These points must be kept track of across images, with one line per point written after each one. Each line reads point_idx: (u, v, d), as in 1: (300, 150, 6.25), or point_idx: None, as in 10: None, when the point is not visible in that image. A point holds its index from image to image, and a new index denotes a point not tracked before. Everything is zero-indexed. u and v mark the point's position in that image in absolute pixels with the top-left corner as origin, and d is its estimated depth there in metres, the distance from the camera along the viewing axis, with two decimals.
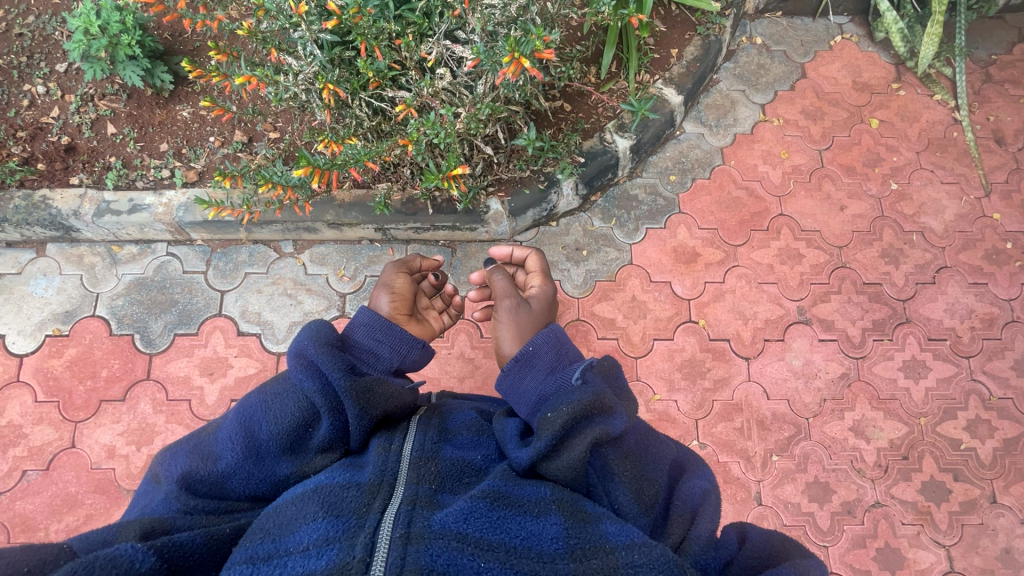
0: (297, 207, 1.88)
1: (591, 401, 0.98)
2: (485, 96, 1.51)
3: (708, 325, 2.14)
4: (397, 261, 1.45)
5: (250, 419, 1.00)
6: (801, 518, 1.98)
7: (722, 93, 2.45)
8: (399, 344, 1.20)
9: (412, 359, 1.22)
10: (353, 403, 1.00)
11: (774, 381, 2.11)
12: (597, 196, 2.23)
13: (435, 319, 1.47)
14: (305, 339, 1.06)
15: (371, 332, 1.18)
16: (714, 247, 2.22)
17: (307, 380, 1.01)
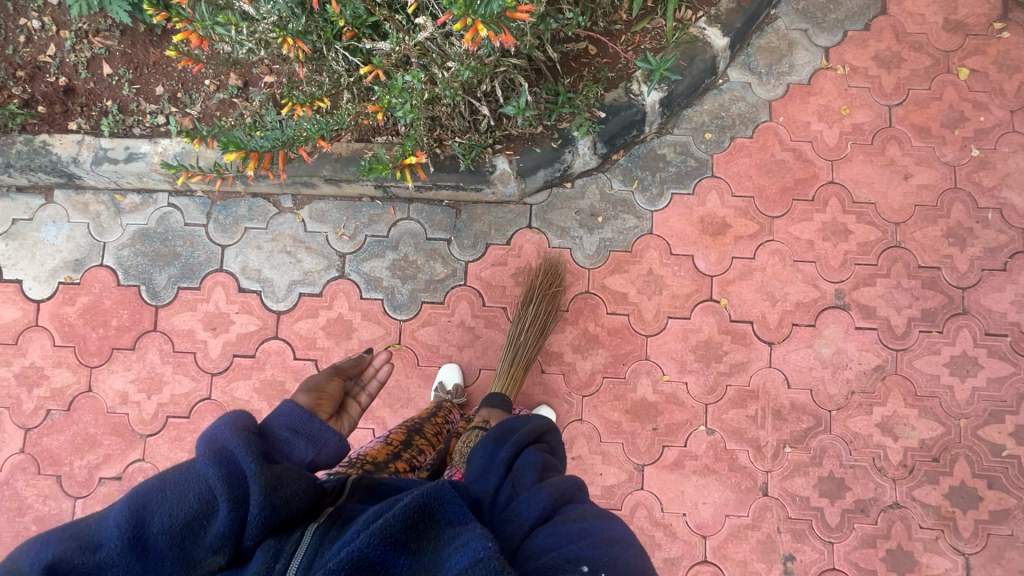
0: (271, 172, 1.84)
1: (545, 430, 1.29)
2: (471, 56, 1.50)
3: (730, 305, 1.95)
4: (325, 368, 1.37)
5: (140, 504, 0.83)
6: (807, 512, 1.90)
7: (780, 33, 2.09)
8: (320, 435, 1.06)
9: (328, 454, 1.08)
10: (260, 488, 0.85)
11: (798, 369, 1.94)
12: (619, 155, 2.01)
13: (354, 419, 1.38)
14: (216, 423, 0.92)
15: (291, 422, 1.05)
16: (747, 219, 1.99)
17: (211, 466, 0.86)
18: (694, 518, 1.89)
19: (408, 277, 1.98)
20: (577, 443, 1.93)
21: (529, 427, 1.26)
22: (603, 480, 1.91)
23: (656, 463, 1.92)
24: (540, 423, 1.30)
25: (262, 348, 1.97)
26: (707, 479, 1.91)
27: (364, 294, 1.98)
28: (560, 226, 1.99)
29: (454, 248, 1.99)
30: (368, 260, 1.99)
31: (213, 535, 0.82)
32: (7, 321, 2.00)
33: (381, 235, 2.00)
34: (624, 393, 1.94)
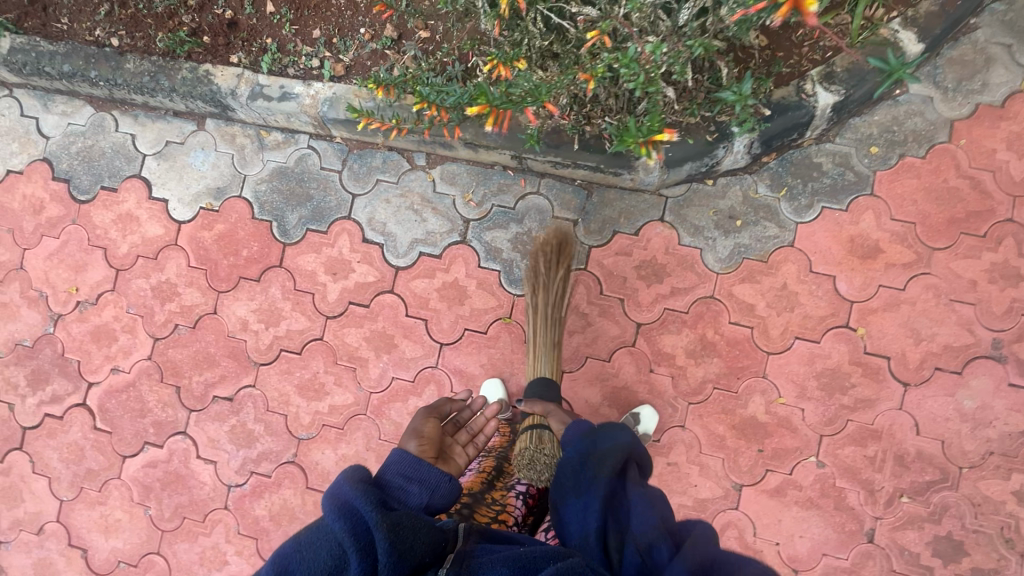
0: (447, 129, 1.80)
1: (630, 444, 1.36)
2: (681, 29, 1.34)
3: (867, 336, 1.81)
4: (424, 406, 1.55)
5: (283, 560, 1.00)
6: (914, 569, 1.77)
7: (978, 45, 1.86)
8: (430, 481, 1.19)
9: (443, 494, 1.20)
10: (384, 536, 1.00)
11: (932, 418, 1.79)
12: (770, 157, 1.88)
13: (461, 455, 1.50)
14: (338, 480, 1.10)
15: (402, 470, 1.19)
16: (903, 246, 1.82)
17: (337, 521, 1.02)
18: (788, 550, 1.81)
19: (529, 253, 1.95)
20: (675, 450, 1.86)
21: (608, 454, 1.30)
22: (696, 493, 1.85)
23: (757, 486, 1.83)
24: (618, 444, 1.33)
25: (377, 300, 2.01)
26: (808, 513, 1.81)
27: (482, 263, 1.97)
28: (693, 224, 1.89)
29: (579, 230, 1.94)
30: (491, 230, 1.97)
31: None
32: (151, 237, 2.14)
33: (507, 206, 1.97)
34: (734, 408, 1.85)
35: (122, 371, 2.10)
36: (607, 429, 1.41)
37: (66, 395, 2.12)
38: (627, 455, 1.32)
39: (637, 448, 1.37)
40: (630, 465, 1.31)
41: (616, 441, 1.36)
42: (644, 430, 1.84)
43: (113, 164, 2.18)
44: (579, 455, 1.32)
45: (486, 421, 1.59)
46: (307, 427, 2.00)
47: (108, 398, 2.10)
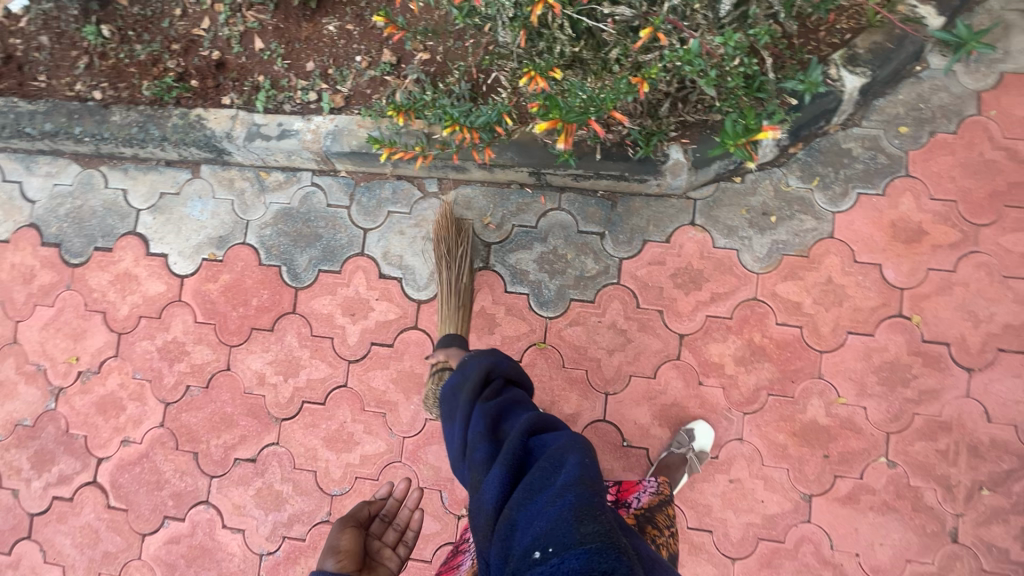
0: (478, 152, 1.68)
1: (480, 368, 1.36)
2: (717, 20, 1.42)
3: (923, 324, 1.73)
4: (338, 516, 1.34)
5: None
6: (1006, 566, 1.66)
7: (994, 14, 1.80)
8: None
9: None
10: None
11: (1001, 402, 1.70)
12: (798, 147, 1.80)
13: (390, 558, 1.34)
14: None
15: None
16: (948, 226, 1.75)
17: None
18: (870, 561, 1.69)
19: (557, 271, 1.86)
20: (736, 465, 1.75)
21: (467, 377, 1.35)
22: (764, 509, 1.73)
23: (827, 494, 1.72)
24: (477, 365, 1.37)
25: (401, 338, 1.90)
26: (886, 517, 1.70)
27: (508, 287, 1.87)
28: (726, 224, 1.81)
29: (607, 243, 1.85)
30: (514, 252, 1.88)
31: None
32: (153, 295, 2.02)
33: (528, 225, 1.88)
34: (792, 414, 1.75)
35: (133, 442, 1.96)
36: (480, 356, 1.44)
37: (75, 474, 1.97)
38: (488, 374, 1.34)
39: (501, 365, 1.38)
40: (494, 385, 1.32)
41: (460, 379, 1.41)
42: (701, 448, 1.73)
43: (105, 222, 2.06)
44: (470, 382, 1.32)
45: (406, 512, 1.49)
46: (339, 482, 1.86)
47: (120, 473, 1.95)
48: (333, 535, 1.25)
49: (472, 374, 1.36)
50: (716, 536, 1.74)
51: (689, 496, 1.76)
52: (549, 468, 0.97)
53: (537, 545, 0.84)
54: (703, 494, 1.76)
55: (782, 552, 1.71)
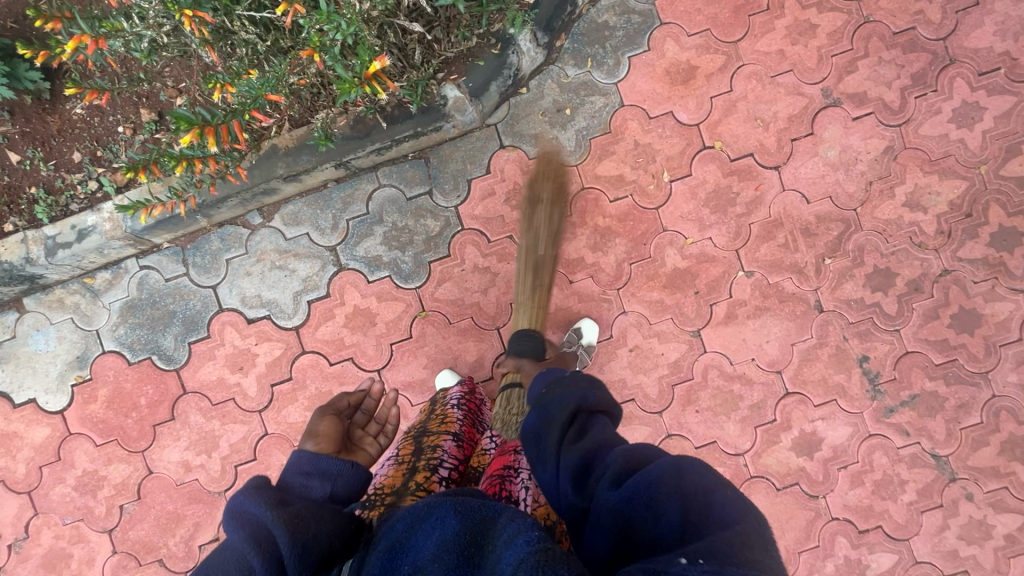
0: (231, 175, 1.65)
1: (579, 399, 1.10)
2: None
3: (725, 146, 1.91)
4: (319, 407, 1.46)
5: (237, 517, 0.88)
6: (866, 312, 1.92)
7: None
8: (330, 472, 1.07)
9: (348, 482, 1.07)
10: (283, 527, 0.83)
11: (811, 182, 1.92)
12: (562, 39, 1.90)
13: (371, 445, 1.46)
14: (231, 491, 0.93)
15: (301, 467, 1.07)
16: (711, 53, 1.91)
17: (231, 531, 0.86)
18: (765, 359, 1.92)
19: (406, 243, 1.92)
20: (629, 334, 1.92)
21: (551, 420, 1.07)
22: (667, 360, 1.92)
23: (711, 323, 1.92)
24: (560, 403, 1.09)
25: (296, 367, 1.93)
26: (762, 318, 1.92)
27: (370, 277, 1.92)
28: (531, 134, 1.91)
29: (437, 198, 1.92)
30: (360, 242, 1.92)
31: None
32: (42, 441, 1.95)
33: (361, 213, 1.92)
34: (656, 271, 1.92)
35: None
36: (563, 387, 1.15)
37: None
38: (575, 411, 1.07)
39: (590, 398, 1.11)
40: (580, 424, 1.06)
41: (565, 405, 1.08)
42: (589, 342, 1.88)
43: None
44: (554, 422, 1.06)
45: (387, 408, 1.56)
46: None
47: None
48: (313, 419, 1.39)
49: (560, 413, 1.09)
50: (637, 401, 1.91)
51: (603, 378, 1.92)
52: (702, 511, 0.76)
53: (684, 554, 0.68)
54: (614, 371, 1.93)
55: (695, 387, 1.91)
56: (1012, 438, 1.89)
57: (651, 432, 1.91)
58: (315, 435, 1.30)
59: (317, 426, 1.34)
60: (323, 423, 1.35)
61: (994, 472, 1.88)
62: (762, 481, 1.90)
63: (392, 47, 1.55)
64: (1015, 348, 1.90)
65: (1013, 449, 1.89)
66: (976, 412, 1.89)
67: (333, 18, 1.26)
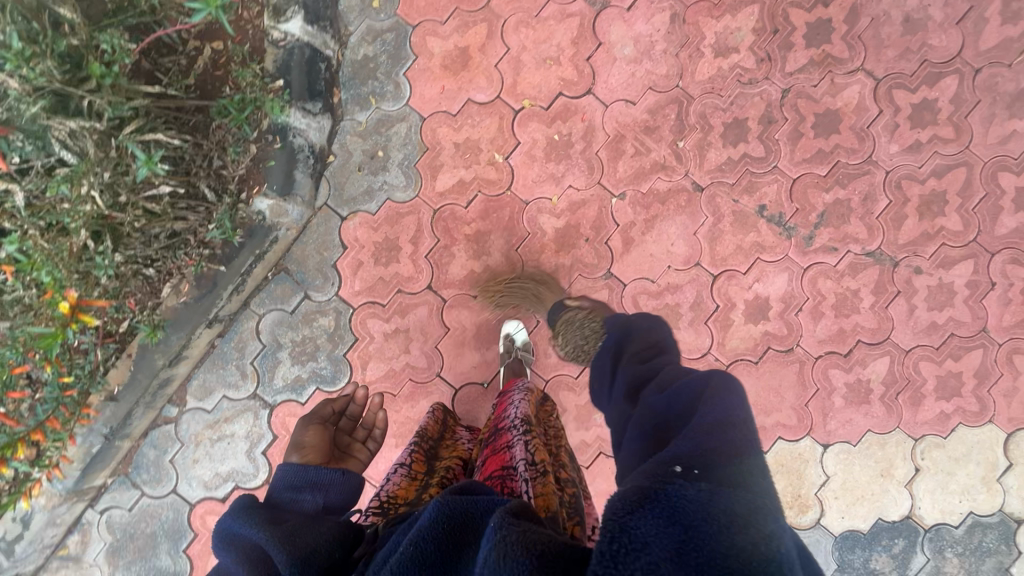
0: (84, 416, 1.66)
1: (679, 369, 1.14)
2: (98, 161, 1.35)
3: (533, 100, 1.91)
4: (305, 415, 1.51)
5: (235, 537, 0.97)
6: (740, 167, 1.93)
7: None
8: (321, 483, 1.17)
9: (338, 492, 1.18)
10: (279, 549, 0.89)
11: (626, 85, 1.92)
12: (338, 94, 1.91)
13: (360, 450, 1.55)
14: (223, 519, 1.01)
15: (290, 481, 1.15)
16: (472, 27, 1.91)
17: (228, 556, 0.95)
18: (679, 260, 1.93)
19: (313, 351, 1.91)
20: None
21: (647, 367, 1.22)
22: None
23: (616, 258, 1.93)
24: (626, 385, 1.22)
25: None
26: (656, 225, 1.93)
27: (302, 399, 1.90)
28: (361, 192, 1.90)
29: (315, 296, 1.91)
30: (274, 374, 1.91)
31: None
32: None
33: (259, 349, 1.91)
34: (541, 242, 1.92)
35: None
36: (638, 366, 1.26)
37: None
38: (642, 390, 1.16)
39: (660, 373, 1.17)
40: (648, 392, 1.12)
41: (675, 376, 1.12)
42: (523, 341, 1.88)
43: None
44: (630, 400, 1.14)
45: (373, 412, 1.64)
46: None
47: None
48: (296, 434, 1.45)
49: (745, 405, 0.88)
50: None
51: (554, 360, 1.93)
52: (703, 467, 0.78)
53: (662, 488, 0.73)
54: (560, 348, 1.93)
55: None
56: (925, 199, 1.91)
57: None
58: (302, 449, 1.37)
59: (302, 440, 1.41)
60: (307, 437, 1.41)
61: (926, 236, 1.91)
62: (739, 364, 1.93)
63: (165, 214, 1.55)
64: (884, 121, 1.91)
65: (932, 207, 1.91)
66: (881, 196, 1.91)
67: (41, 260, 1.28)
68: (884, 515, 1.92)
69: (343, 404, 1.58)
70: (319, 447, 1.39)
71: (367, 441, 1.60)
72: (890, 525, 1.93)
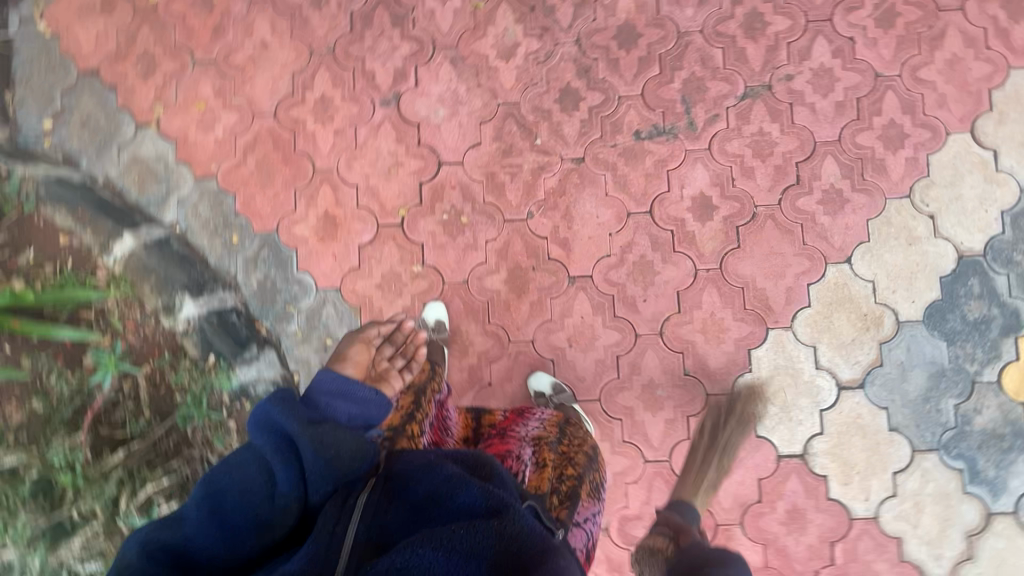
0: None
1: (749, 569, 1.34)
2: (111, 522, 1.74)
3: (405, 205, 2.00)
4: (347, 337, 1.58)
5: (271, 419, 1.06)
6: (594, 119, 2.02)
7: (120, 168, 2.01)
8: (363, 399, 1.23)
9: (378, 408, 1.24)
10: (307, 446, 1.03)
11: (462, 135, 2.02)
12: (259, 324, 1.93)
13: (396, 378, 1.48)
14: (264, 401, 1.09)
15: (328, 386, 1.22)
16: (317, 192, 2.00)
17: (262, 439, 1.06)
18: (613, 222, 1.99)
19: None
20: (555, 341, 1.95)
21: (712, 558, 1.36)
22: (591, 312, 1.96)
23: (566, 262, 1.97)
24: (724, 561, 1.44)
25: None
26: (573, 212, 1.99)
27: None
28: None
29: None
30: None
31: (285, 491, 1.00)
32: None
33: None
34: (502, 300, 1.97)
35: None
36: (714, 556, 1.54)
37: None
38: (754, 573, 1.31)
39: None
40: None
41: None
42: (551, 387, 1.89)
43: None
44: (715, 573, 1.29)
45: (414, 343, 1.60)
46: None
47: None
48: (342, 345, 1.56)
49: None
50: (620, 352, 1.94)
51: (590, 378, 1.94)
52: None
53: None
54: (586, 365, 1.94)
55: (622, 294, 1.96)
56: (746, 26, 2.01)
57: (653, 348, 1.94)
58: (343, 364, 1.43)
59: (343, 357, 1.49)
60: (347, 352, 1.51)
61: (772, 50, 2.00)
62: (727, 257, 1.96)
63: None
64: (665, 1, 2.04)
65: (756, 27, 2.01)
66: (713, 50, 2.01)
67: None
68: (943, 272, 1.92)
69: (388, 331, 1.62)
70: (355, 362, 1.45)
71: (404, 371, 1.53)
72: (953, 275, 1.92)
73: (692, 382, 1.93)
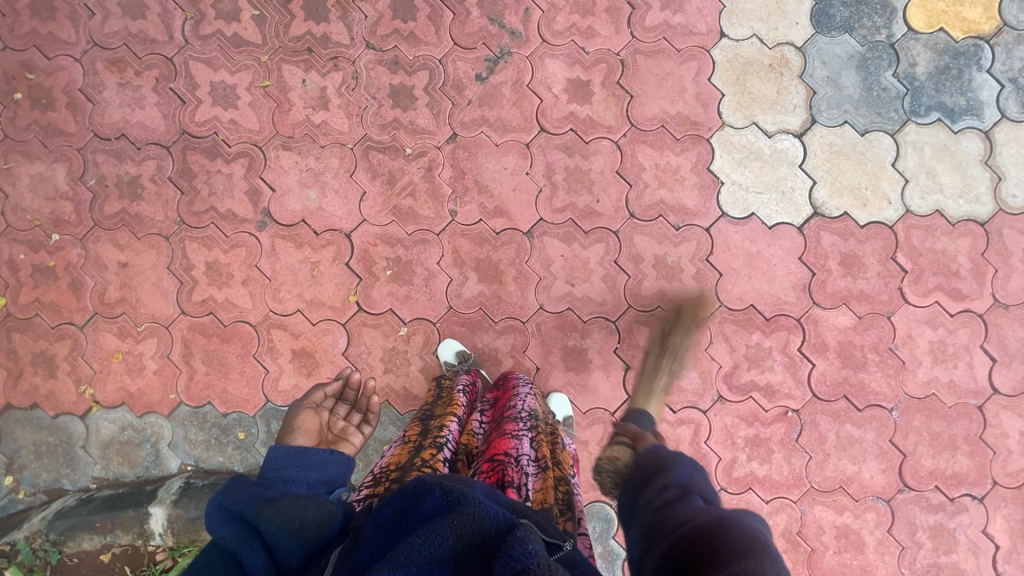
0: None
1: None
2: None
3: (350, 290, 1.93)
4: (296, 402, 1.49)
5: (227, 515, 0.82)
6: (437, 96, 1.96)
7: (101, 463, 1.92)
8: (324, 460, 1.13)
9: (339, 467, 1.15)
10: (270, 522, 0.79)
11: (345, 198, 1.95)
12: None
13: (355, 436, 1.51)
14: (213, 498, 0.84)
15: (284, 458, 1.09)
16: (272, 341, 1.93)
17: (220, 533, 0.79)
18: (521, 162, 1.95)
19: None
20: (558, 290, 1.92)
21: None
22: (566, 246, 1.92)
23: (512, 224, 1.93)
24: None
25: None
26: (484, 181, 1.95)
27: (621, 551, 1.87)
28: None
29: None
30: None
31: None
32: None
33: None
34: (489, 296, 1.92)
35: None
36: None
37: None
38: None
39: None
40: None
41: None
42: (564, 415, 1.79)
43: None
44: None
45: (368, 395, 1.58)
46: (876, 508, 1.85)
47: None
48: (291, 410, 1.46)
49: None
50: (614, 256, 1.92)
51: (609, 294, 1.92)
52: None
53: None
54: (597, 287, 1.92)
55: (577, 210, 1.93)
56: None
57: (635, 230, 1.92)
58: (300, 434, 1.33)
59: (298, 425, 1.38)
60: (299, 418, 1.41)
61: None
62: (630, 113, 1.95)
63: None
64: None
65: None
66: None
67: None
68: None
69: (331, 390, 1.55)
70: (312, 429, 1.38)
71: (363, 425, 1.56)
72: None
73: (685, 229, 1.92)
